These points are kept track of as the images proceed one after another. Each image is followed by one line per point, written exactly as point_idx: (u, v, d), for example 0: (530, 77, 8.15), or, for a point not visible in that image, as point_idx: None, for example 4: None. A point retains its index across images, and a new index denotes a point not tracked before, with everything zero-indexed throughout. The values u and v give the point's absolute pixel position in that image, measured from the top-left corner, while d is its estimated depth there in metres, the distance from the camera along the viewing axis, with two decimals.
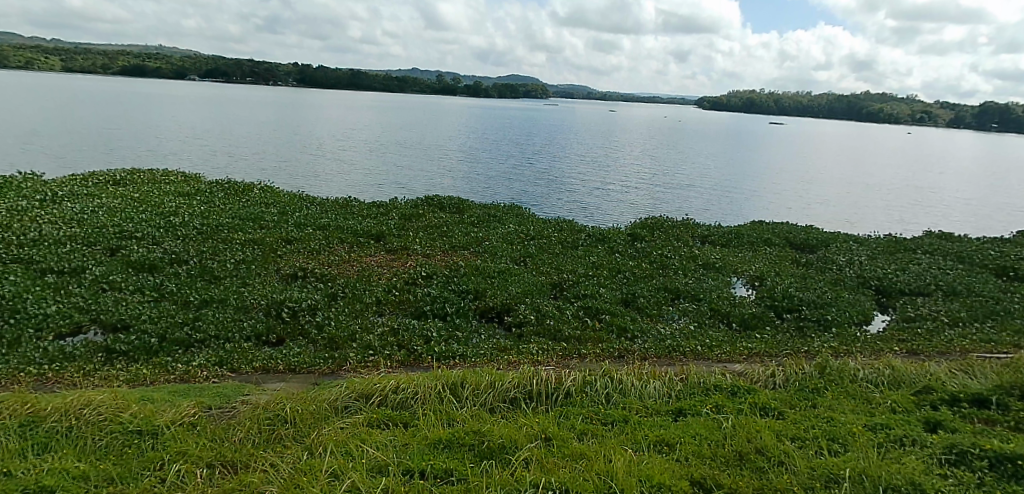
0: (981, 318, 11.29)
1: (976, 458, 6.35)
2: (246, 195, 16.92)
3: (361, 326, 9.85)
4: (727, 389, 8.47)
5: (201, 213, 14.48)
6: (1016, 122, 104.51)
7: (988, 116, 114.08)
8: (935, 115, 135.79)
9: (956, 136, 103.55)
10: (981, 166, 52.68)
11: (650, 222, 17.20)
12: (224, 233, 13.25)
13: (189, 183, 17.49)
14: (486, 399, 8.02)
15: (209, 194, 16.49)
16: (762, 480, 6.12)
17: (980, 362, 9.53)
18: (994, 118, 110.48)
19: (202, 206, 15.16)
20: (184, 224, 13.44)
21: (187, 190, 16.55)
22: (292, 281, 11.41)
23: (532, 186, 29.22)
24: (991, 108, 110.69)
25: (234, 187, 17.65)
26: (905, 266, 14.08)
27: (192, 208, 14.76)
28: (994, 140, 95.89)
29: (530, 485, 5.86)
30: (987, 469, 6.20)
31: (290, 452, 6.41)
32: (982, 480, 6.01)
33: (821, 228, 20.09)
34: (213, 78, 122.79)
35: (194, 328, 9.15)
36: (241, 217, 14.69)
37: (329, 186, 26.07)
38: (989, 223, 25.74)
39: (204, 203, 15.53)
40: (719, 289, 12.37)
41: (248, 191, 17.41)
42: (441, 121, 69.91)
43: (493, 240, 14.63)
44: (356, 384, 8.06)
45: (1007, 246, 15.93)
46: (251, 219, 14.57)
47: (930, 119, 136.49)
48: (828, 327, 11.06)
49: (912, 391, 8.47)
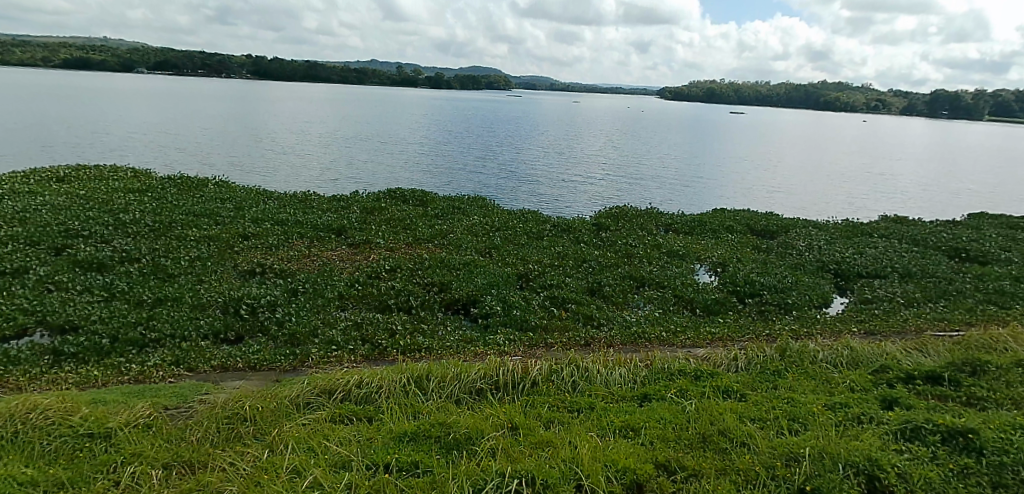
0: (934, 298, 11.69)
1: (929, 433, 6.57)
2: (200, 191, 16.50)
3: (323, 322, 9.72)
4: (691, 373, 8.60)
5: (152, 210, 14.08)
6: (965, 110, 109.25)
7: (938, 105, 118.80)
8: (891, 105, 140.91)
9: (909, 123, 107.62)
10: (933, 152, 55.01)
11: (615, 212, 17.31)
12: (178, 230, 12.92)
13: (139, 179, 16.99)
14: (451, 391, 8.02)
15: (162, 191, 16.05)
16: (725, 460, 6.26)
17: (934, 340, 9.91)
18: (944, 106, 115.11)
19: (153, 203, 14.75)
20: (134, 222, 13.03)
21: (137, 187, 16.08)
22: (250, 277, 11.19)
23: (496, 178, 29.23)
24: (942, 95, 115.20)
25: (187, 183, 17.25)
26: (862, 250, 14.46)
27: (142, 205, 14.34)
28: (944, 126, 100.23)
29: (496, 474, 5.85)
30: (940, 443, 6.42)
31: (250, 451, 6.30)
32: (935, 453, 6.22)
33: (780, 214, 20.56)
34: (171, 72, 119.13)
35: (149, 328, 8.91)
36: (195, 213, 14.36)
37: (289, 181, 25.59)
38: (943, 207, 26.68)
39: (156, 199, 15.15)
40: (683, 276, 12.52)
41: (201, 187, 16.96)
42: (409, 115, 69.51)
43: (457, 232, 14.56)
44: (319, 380, 7.98)
45: (958, 228, 16.52)
46: (205, 216, 14.23)
47: (886, 109, 141.83)
48: (788, 311, 11.29)
49: (869, 370, 8.72)
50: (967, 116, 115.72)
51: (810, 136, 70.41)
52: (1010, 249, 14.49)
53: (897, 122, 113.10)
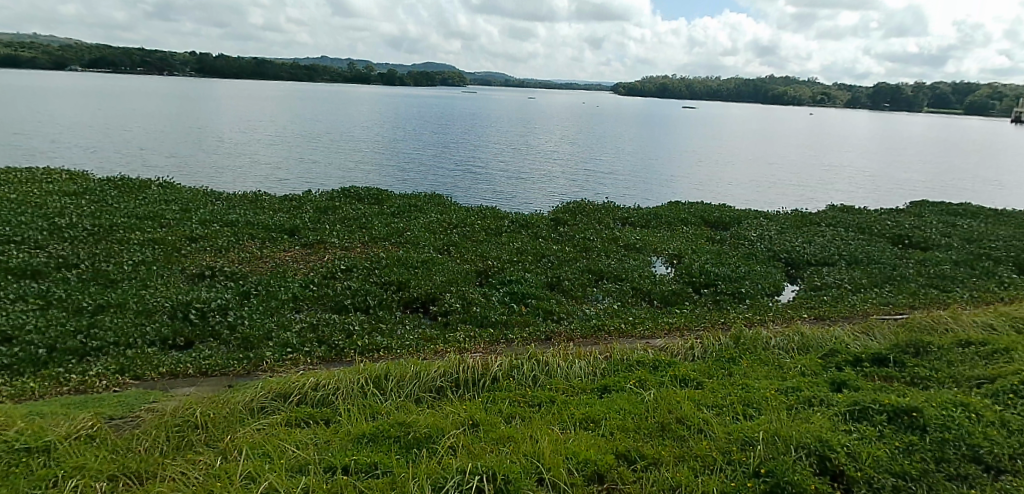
0: (880, 284, 12.16)
1: (877, 413, 6.82)
2: (142, 193, 15.91)
3: (278, 324, 9.53)
4: (649, 364, 8.74)
5: (91, 213, 13.52)
6: (904, 102, 114.67)
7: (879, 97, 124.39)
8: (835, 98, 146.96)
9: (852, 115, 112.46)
10: (875, 142, 57.61)
11: (572, 206, 17.44)
12: (119, 234, 12.47)
13: (75, 182, 16.25)
14: (411, 390, 7.95)
15: (100, 194, 15.42)
16: (683, 447, 6.40)
17: (879, 323, 10.34)
18: (884, 99, 120.70)
19: (92, 206, 14.17)
20: (71, 226, 12.50)
21: (74, 190, 15.40)
22: (199, 281, 10.87)
23: (453, 174, 29.18)
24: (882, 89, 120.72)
25: (129, 185, 16.62)
26: (811, 239, 14.94)
27: (79, 209, 13.76)
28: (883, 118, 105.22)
29: (457, 471, 5.82)
30: (887, 422, 6.68)
31: (202, 458, 6.14)
32: (883, 433, 6.47)
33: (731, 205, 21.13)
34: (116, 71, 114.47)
35: (90, 337, 8.57)
36: (138, 215, 13.88)
37: (238, 181, 24.96)
38: (888, 196, 27.84)
39: (94, 203, 14.55)
40: (640, 268, 12.74)
41: (143, 189, 16.37)
42: (366, 112, 68.76)
43: (415, 230, 14.46)
44: (273, 384, 7.81)
45: (900, 216, 17.23)
46: (149, 218, 13.76)
47: (832, 102, 147.83)
48: (742, 299, 11.59)
49: (820, 354, 9.03)
50: (907, 107, 121.46)
51: (758, 129, 72.88)
52: (948, 235, 15.20)
53: (841, 114, 117.91)
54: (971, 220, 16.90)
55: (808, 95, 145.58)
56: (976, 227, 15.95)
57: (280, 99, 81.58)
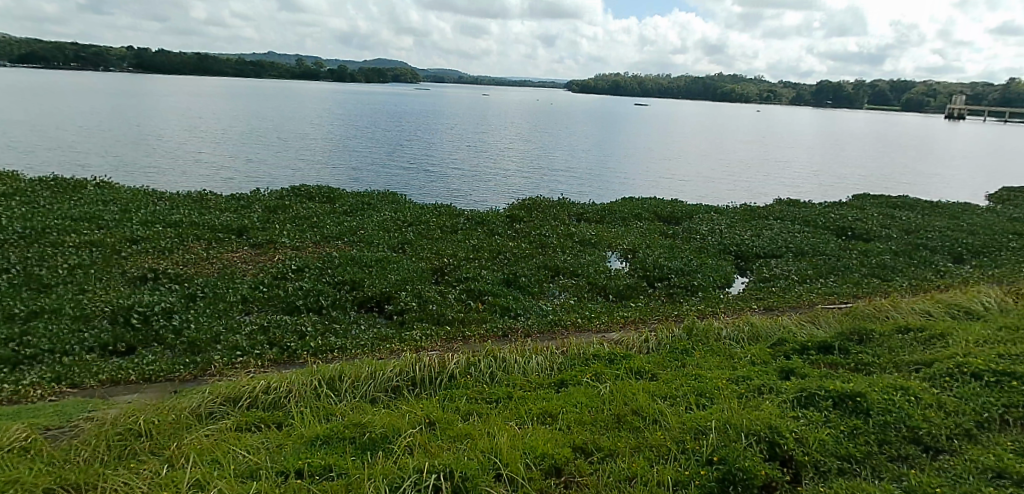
0: (825, 274, 12.65)
1: (822, 399, 7.08)
2: (77, 194, 15.21)
3: (226, 327, 9.28)
4: (606, 357, 8.88)
5: (22, 216, 12.85)
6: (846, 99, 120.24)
7: (823, 94, 130.05)
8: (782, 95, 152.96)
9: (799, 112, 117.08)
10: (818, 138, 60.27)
11: (528, 203, 17.55)
12: (54, 236, 11.91)
13: (3, 183, 15.41)
14: (366, 391, 7.87)
15: (31, 195, 14.65)
16: (638, 438, 6.53)
17: (824, 312, 10.75)
18: (827, 96, 126.16)
19: (23, 208, 13.46)
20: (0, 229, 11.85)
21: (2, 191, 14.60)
22: (141, 284, 10.50)
23: (409, 172, 29.02)
24: (825, 87, 126.25)
25: (63, 185, 15.88)
26: (760, 232, 15.43)
27: (9, 211, 13.05)
28: (825, 115, 110.25)
29: (413, 471, 5.76)
30: (832, 407, 6.94)
31: (146, 467, 5.92)
32: (828, 417, 6.73)
33: (683, 200, 21.68)
34: (55, 67, 109.03)
35: (22, 344, 8.17)
36: (74, 217, 13.28)
37: (184, 181, 24.16)
38: (833, 189, 29.07)
39: (26, 204, 13.84)
40: (595, 263, 12.92)
41: (79, 190, 15.66)
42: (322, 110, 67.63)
43: (368, 229, 14.31)
44: (222, 388, 7.61)
45: (844, 208, 17.99)
46: (86, 220, 13.18)
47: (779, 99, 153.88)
48: (695, 292, 11.90)
49: (769, 344, 9.34)
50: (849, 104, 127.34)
51: (709, 126, 75.31)
52: (888, 226, 15.94)
53: (789, 111, 122.65)
54: (909, 212, 17.79)
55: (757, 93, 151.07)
56: (912, 218, 16.79)
57: (230, 96, 79.25)
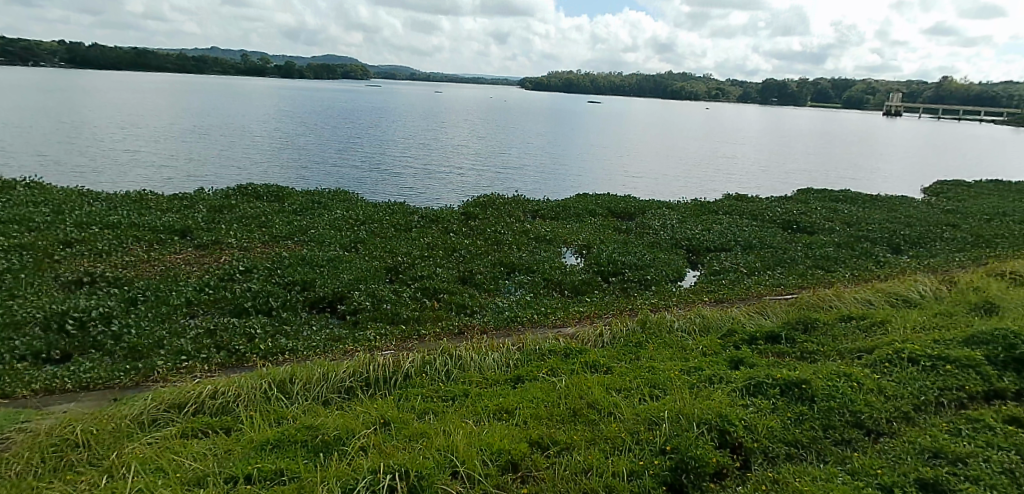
0: (772, 266, 13.11)
1: (769, 386, 7.34)
2: (5, 195, 14.41)
3: (170, 331, 8.99)
4: (561, 352, 8.99)
5: None
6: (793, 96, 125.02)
7: (771, 90, 134.66)
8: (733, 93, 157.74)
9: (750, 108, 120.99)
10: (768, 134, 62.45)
11: (483, 200, 17.57)
12: None
13: None
14: (319, 392, 7.76)
15: None
16: (594, 431, 6.64)
17: (772, 303, 11.14)
18: (775, 94, 130.83)
19: None
20: None
21: None
22: (76, 288, 10.07)
23: (363, 170, 28.68)
24: (774, 85, 130.85)
25: None
26: (709, 226, 15.87)
27: None
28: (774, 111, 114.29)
29: (368, 471, 5.71)
30: (779, 395, 7.19)
31: (86, 479, 5.69)
32: (775, 404, 6.98)
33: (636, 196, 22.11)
34: None
35: None
36: (1, 219, 12.59)
37: (124, 181, 23.23)
38: (781, 184, 30.16)
39: None
40: (550, 260, 13.03)
41: (7, 191, 14.84)
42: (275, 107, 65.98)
43: (320, 228, 14.07)
44: (166, 394, 7.35)
45: (789, 203, 18.69)
46: (14, 222, 12.52)
47: (730, 96, 158.66)
48: (648, 286, 12.15)
49: (719, 335, 9.62)
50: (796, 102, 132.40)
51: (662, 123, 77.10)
52: (831, 219, 16.63)
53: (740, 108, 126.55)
54: (851, 205, 18.60)
55: (709, 91, 155.45)
56: (854, 211, 17.56)
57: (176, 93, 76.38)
